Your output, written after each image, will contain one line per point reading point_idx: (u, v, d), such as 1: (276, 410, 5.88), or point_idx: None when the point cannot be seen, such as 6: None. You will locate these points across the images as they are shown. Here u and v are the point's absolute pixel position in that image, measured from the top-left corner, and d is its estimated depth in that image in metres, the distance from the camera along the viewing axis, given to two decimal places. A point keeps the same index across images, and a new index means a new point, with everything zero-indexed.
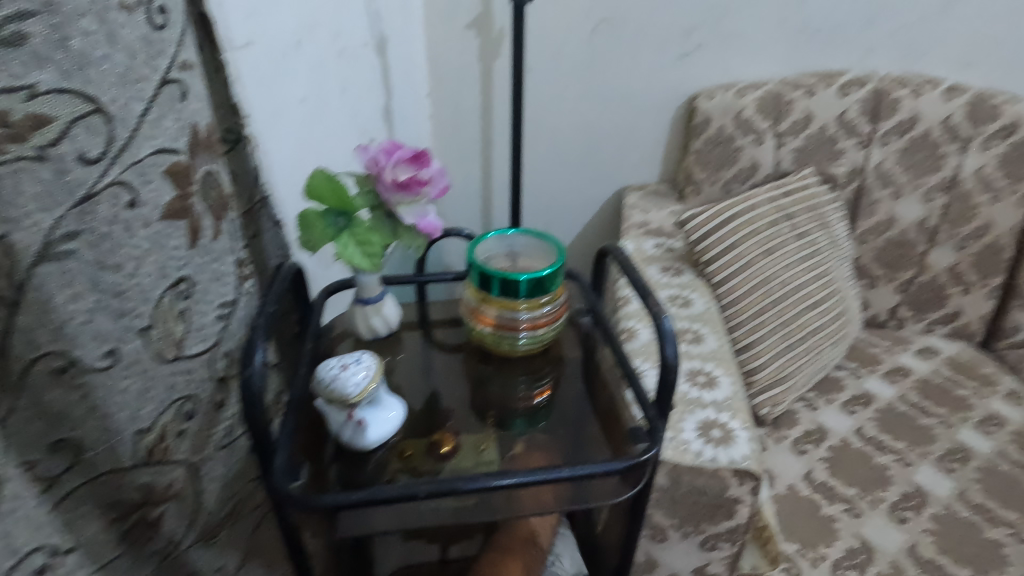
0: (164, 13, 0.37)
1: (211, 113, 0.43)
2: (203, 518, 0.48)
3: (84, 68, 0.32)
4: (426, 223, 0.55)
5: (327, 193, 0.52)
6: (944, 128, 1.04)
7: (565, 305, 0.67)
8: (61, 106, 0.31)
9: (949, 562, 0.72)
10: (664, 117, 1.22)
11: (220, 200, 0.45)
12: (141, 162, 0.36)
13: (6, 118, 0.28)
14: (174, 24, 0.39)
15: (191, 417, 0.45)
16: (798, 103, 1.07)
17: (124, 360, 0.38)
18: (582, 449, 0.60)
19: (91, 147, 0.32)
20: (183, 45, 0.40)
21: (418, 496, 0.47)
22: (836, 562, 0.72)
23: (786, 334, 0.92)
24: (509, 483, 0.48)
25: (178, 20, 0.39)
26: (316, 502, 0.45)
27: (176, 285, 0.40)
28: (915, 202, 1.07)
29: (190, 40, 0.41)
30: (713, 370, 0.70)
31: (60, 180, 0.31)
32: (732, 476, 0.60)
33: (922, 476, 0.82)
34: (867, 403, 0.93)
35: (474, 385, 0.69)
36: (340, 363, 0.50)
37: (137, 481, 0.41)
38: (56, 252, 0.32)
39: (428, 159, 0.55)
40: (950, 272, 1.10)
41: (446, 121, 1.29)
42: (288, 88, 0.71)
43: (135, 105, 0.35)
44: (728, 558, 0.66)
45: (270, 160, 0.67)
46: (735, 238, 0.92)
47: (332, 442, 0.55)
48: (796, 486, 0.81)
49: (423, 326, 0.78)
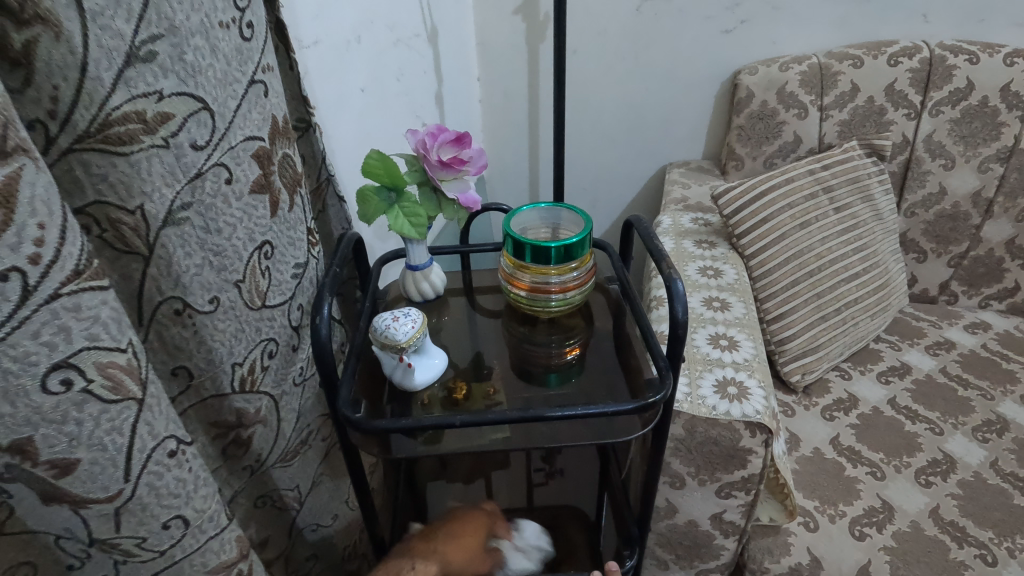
0: (251, 27, 0.47)
1: (286, 106, 0.53)
2: (283, 443, 0.59)
3: (195, 75, 0.41)
4: (466, 198, 0.63)
5: (381, 172, 0.60)
6: (1004, 96, 1.00)
7: (593, 271, 0.73)
8: (180, 106, 0.40)
9: (971, 525, 0.74)
10: (709, 92, 1.23)
11: (294, 178, 0.54)
12: (235, 147, 0.45)
13: (143, 116, 0.38)
14: (258, 35, 0.48)
15: (273, 356, 0.55)
16: (844, 75, 1.05)
17: (223, 306, 0.48)
18: (604, 398, 0.66)
19: (200, 136, 0.42)
20: (264, 51, 0.49)
21: (453, 425, 0.55)
22: (854, 519, 0.75)
23: (820, 305, 0.94)
24: (532, 417, 0.56)
25: (260, 31, 0.48)
26: (371, 425, 0.55)
27: (262, 247, 0.50)
28: (969, 173, 1.04)
29: (270, 45, 0.50)
30: (736, 335, 0.75)
31: (178, 162, 0.41)
32: (745, 428, 0.65)
33: (954, 444, 0.83)
34: (904, 374, 0.95)
35: (513, 345, 0.77)
36: (391, 315, 0.59)
37: (233, 404, 0.52)
38: (176, 219, 0.42)
39: (469, 140, 0.62)
40: (1006, 245, 1.07)
41: (496, 103, 1.36)
42: (349, 79, 0.80)
43: (231, 102, 0.45)
44: (744, 506, 0.71)
45: (334, 144, 0.77)
46: (771, 211, 0.94)
47: (387, 385, 0.65)
48: (821, 448, 0.84)
49: (468, 292, 0.87)
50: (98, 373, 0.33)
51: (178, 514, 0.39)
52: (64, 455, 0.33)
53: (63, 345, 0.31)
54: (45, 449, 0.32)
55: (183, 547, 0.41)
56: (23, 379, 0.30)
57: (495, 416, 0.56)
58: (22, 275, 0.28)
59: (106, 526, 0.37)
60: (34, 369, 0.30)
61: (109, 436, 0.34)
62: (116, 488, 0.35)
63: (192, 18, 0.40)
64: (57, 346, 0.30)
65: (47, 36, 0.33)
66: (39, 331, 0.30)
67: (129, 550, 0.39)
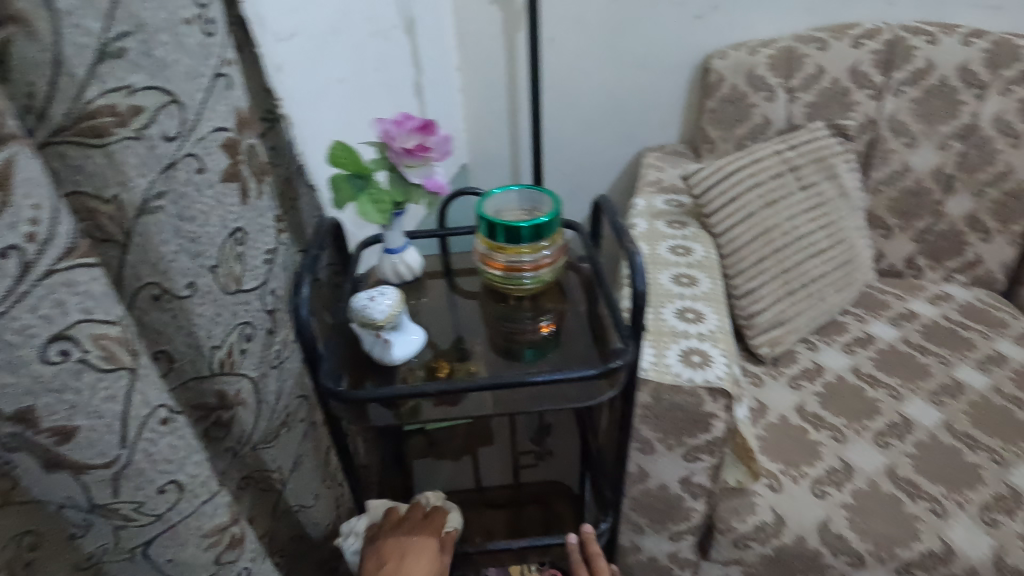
0: (212, 23, 0.49)
1: (246, 98, 0.55)
2: (264, 423, 0.63)
3: (164, 70, 0.44)
4: (432, 182, 0.66)
5: (346, 160, 0.63)
6: (961, 75, 1.04)
7: (563, 249, 0.77)
8: (150, 99, 0.43)
9: (924, 481, 0.78)
10: (683, 77, 1.26)
11: (259, 167, 0.57)
12: (204, 138, 0.48)
13: (116, 110, 0.41)
14: (219, 31, 0.50)
15: (251, 339, 0.58)
16: (810, 58, 1.09)
17: (200, 291, 0.51)
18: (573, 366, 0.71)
19: (171, 128, 0.45)
20: (225, 47, 0.51)
21: (427, 394, 0.59)
22: (816, 479, 0.80)
23: (787, 280, 0.99)
24: (503, 383, 0.60)
25: (221, 28, 0.50)
26: (353, 395, 0.59)
27: (234, 233, 0.52)
28: (930, 150, 1.08)
29: (228, 42, 0.52)
30: (702, 308, 0.79)
31: (151, 153, 0.44)
32: (707, 393, 0.69)
33: (912, 408, 0.87)
34: (868, 344, 0.99)
35: (491, 323, 0.80)
36: (369, 295, 0.62)
37: (213, 387, 0.55)
38: (151, 208, 0.45)
39: (434, 127, 0.65)
40: (968, 219, 1.11)
41: (476, 93, 1.39)
42: (327, 71, 0.83)
43: (197, 94, 0.47)
44: (710, 468, 0.75)
45: (313, 134, 0.80)
46: (738, 190, 0.97)
47: (365, 361, 0.68)
48: (787, 416, 0.88)
49: (448, 274, 0.90)
50: (94, 345, 0.36)
51: (172, 479, 0.42)
52: (63, 421, 0.36)
53: (59, 318, 0.34)
54: (46, 416, 0.35)
55: (179, 510, 0.44)
56: (24, 349, 0.33)
57: (466, 384, 0.59)
58: (20, 252, 0.32)
59: (105, 491, 0.40)
60: (34, 341, 0.33)
61: (105, 403, 0.37)
62: (113, 454, 0.39)
63: (158, 15, 0.43)
64: (54, 318, 0.34)
65: (21, 35, 0.36)
66: (38, 304, 0.33)
67: (128, 514, 0.42)
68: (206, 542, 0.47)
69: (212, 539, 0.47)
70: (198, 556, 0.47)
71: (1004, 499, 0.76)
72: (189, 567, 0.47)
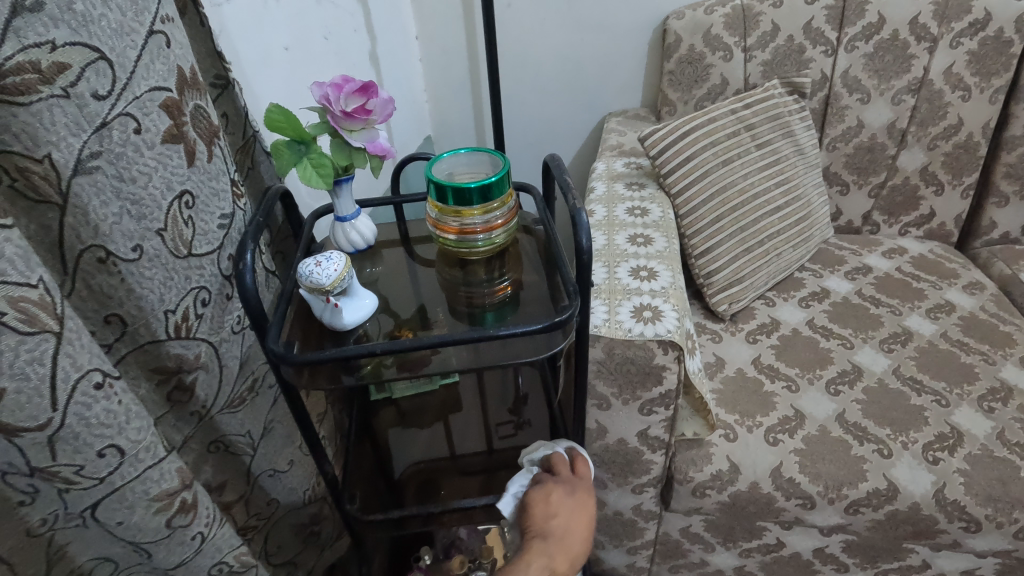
0: None
1: (192, 57, 0.54)
2: (227, 390, 0.63)
3: (88, 25, 0.42)
4: (375, 146, 0.66)
5: (285, 125, 0.62)
6: (913, 29, 1.04)
7: (514, 210, 0.77)
8: (75, 55, 0.42)
9: (871, 424, 0.82)
10: (643, 41, 1.25)
11: (210, 129, 0.56)
12: (141, 97, 0.47)
13: (38, 66, 0.40)
14: None
15: (206, 304, 0.58)
16: (765, 15, 1.08)
17: (148, 255, 0.50)
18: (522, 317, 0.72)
19: (101, 86, 0.44)
20: (162, 2, 0.50)
21: (375, 353, 0.59)
22: (770, 427, 0.82)
23: (744, 238, 1.00)
24: (451, 340, 0.60)
25: None
26: (301, 358, 0.59)
27: (181, 196, 0.52)
28: (884, 106, 1.09)
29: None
30: (655, 266, 0.80)
31: (81, 112, 0.43)
32: (658, 346, 0.70)
33: (862, 356, 0.91)
34: (823, 297, 1.02)
35: (449, 289, 0.80)
36: (314, 261, 0.62)
37: (170, 351, 0.55)
38: (87, 167, 0.44)
39: (374, 90, 0.64)
40: (921, 173, 1.13)
41: (436, 62, 1.37)
42: (271, 38, 0.81)
43: (130, 52, 0.46)
44: (666, 421, 0.77)
45: (259, 103, 0.79)
46: (694, 149, 0.98)
47: (320, 327, 0.68)
48: (743, 368, 0.91)
49: (406, 243, 0.90)
50: (11, 307, 0.36)
51: (112, 444, 0.43)
52: None
53: None
54: None
55: (122, 474, 0.44)
56: None
57: (413, 343, 0.60)
58: None
59: (43, 454, 0.40)
60: None
61: (30, 365, 0.37)
62: (45, 417, 0.39)
63: None
64: None
65: None
66: None
67: (69, 478, 0.42)
68: (155, 506, 0.47)
69: (162, 503, 0.48)
70: (149, 520, 0.47)
71: (946, 438, 0.79)
72: (140, 531, 0.48)
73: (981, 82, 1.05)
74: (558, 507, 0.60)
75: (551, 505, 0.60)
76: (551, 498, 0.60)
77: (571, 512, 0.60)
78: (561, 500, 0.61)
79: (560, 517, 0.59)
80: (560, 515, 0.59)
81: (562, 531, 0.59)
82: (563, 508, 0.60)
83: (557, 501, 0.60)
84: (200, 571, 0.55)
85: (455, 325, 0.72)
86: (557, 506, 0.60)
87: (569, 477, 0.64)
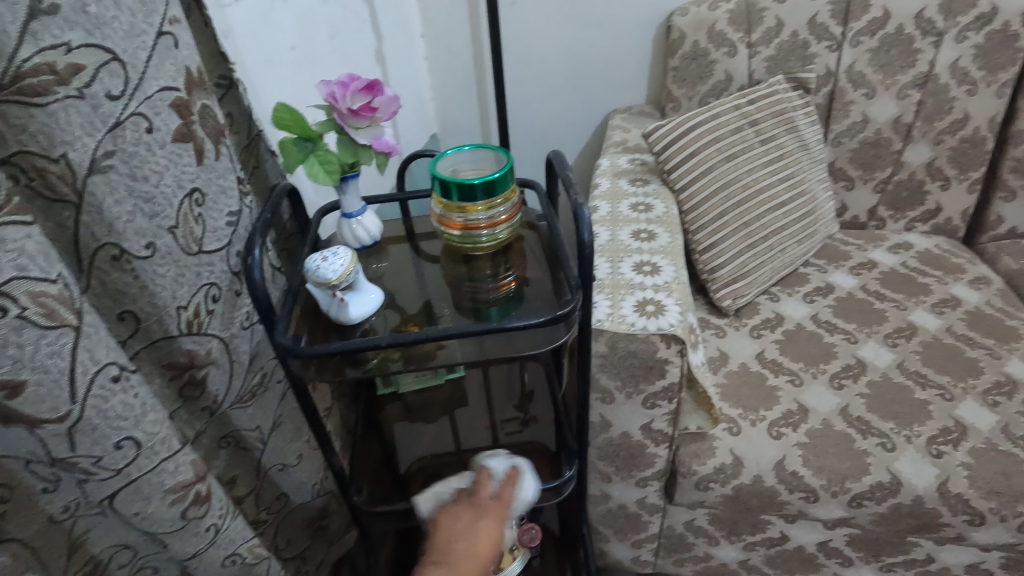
0: None
1: (199, 57, 0.55)
2: (237, 384, 0.64)
3: (101, 27, 0.44)
4: (381, 143, 0.67)
5: (292, 123, 0.63)
6: (918, 23, 1.04)
7: (518, 205, 0.78)
8: (89, 56, 0.43)
9: (875, 418, 0.82)
10: (647, 38, 1.26)
11: (217, 129, 0.57)
12: (151, 97, 0.48)
13: (54, 68, 0.41)
14: None
15: (217, 300, 0.59)
16: (769, 11, 1.09)
17: (160, 252, 0.51)
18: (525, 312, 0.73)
19: (114, 87, 0.45)
20: (169, 3, 0.51)
21: (381, 345, 0.61)
22: (773, 421, 0.83)
23: (748, 234, 1.00)
24: (454, 333, 0.61)
25: None
26: (309, 350, 0.60)
27: (191, 194, 0.54)
28: (889, 100, 1.09)
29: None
30: (659, 261, 0.80)
31: (95, 112, 0.44)
32: (661, 340, 0.71)
33: (866, 351, 0.91)
34: (828, 293, 1.02)
35: (453, 285, 0.81)
36: (321, 256, 0.63)
37: (183, 347, 0.56)
38: (101, 167, 0.45)
39: (380, 88, 0.65)
40: (927, 168, 1.13)
41: (440, 60, 1.38)
42: (277, 38, 0.83)
43: (141, 53, 0.47)
44: (669, 414, 0.78)
45: (267, 102, 0.80)
46: (698, 144, 0.98)
47: (327, 323, 0.70)
48: (747, 363, 0.91)
49: (411, 239, 0.92)
50: (32, 302, 0.37)
51: (129, 435, 0.44)
52: (10, 375, 0.37)
53: None
54: None
55: (139, 466, 0.45)
56: None
57: (417, 336, 0.61)
58: None
59: (63, 445, 0.41)
60: None
61: (51, 359, 0.38)
62: (65, 409, 0.40)
63: None
64: None
65: None
66: None
67: (88, 469, 0.43)
68: (171, 497, 0.49)
69: (177, 495, 0.49)
70: (164, 511, 0.49)
71: (950, 432, 0.79)
72: (155, 522, 0.49)
73: (987, 76, 1.04)
74: (460, 529, 0.61)
75: (452, 529, 0.61)
76: (455, 520, 0.61)
77: (472, 536, 0.60)
78: (464, 523, 0.61)
79: (456, 538, 0.59)
80: (456, 536, 0.60)
81: (455, 554, 0.58)
82: (464, 532, 0.60)
83: (460, 525, 0.61)
84: (215, 562, 0.56)
85: (458, 319, 0.73)
86: (460, 527, 0.61)
87: (483, 501, 0.63)
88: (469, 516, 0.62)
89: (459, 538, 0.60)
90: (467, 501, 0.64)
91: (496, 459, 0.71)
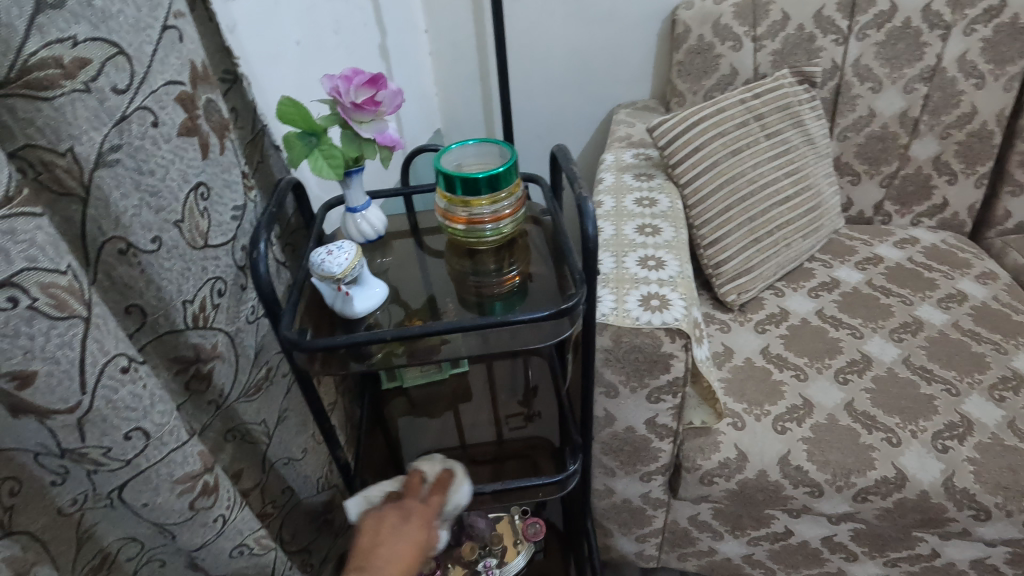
0: None
1: (203, 51, 0.56)
2: (242, 377, 0.65)
3: (106, 21, 0.44)
4: (385, 137, 0.67)
5: (296, 117, 0.63)
6: (925, 16, 1.03)
7: (522, 200, 0.78)
8: (96, 50, 0.43)
9: (880, 413, 0.82)
10: (652, 32, 1.25)
11: (221, 123, 0.58)
12: (157, 91, 0.48)
13: (61, 61, 0.41)
14: None
15: (222, 294, 0.60)
16: (774, 5, 1.08)
17: (166, 246, 0.51)
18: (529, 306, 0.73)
19: (120, 81, 0.45)
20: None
21: (385, 339, 0.61)
22: (778, 416, 0.83)
23: (753, 229, 1.00)
24: (458, 327, 0.61)
25: None
26: (314, 343, 0.60)
27: (197, 187, 0.54)
28: (896, 94, 1.09)
29: None
30: (664, 255, 0.80)
31: (102, 106, 0.44)
32: (665, 334, 0.71)
33: (872, 346, 0.91)
34: (833, 288, 1.02)
35: (458, 279, 0.81)
36: (326, 250, 0.63)
37: (189, 341, 0.56)
38: (107, 160, 0.45)
39: (383, 82, 0.65)
40: (933, 162, 1.12)
41: (444, 55, 1.38)
42: (282, 33, 0.83)
43: (146, 47, 0.48)
44: (674, 409, 0.78)
45: (272, 97, 0.80)
46: (703, 138, 0.98)
47: (332, 317, 0.70)
48: (752, 358, 0.91)
49: (415, 234, 0.92)
50: (42, 293, 0.37)
51: (138, 427, 0.44)
52: (21, 366, 0.37)
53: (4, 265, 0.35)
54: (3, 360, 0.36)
55: (148, 456, 0.46)
56: None
57: (421, 329, 0.61)
58: None
59: (73, 436, 0.42)
60: None
61: (61, 350, 0.38)
62: (75, 400, 0.40)
63: None
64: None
65: None
66: None
67: (98, 460, 0.44)
68: (179, 488, 0.49)
69: (185, 485, 0.49)
70: (172, 502, 0.49)
71: (956, 427, 0.79)
72: (164, 513, 0.49)
73: (996, 69, 1.03)
74: (389, 531, 0.60)
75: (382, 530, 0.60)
76: (383, 525, 0.60)
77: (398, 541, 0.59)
78: (393, 527, 0.60)
79: (383, 541, 0.58)
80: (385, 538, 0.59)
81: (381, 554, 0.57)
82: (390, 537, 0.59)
83: (387, 529, 0.60)
84: (222, 553, 0.57)
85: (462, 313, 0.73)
86: (389, 530, 0.60)
87: (411, 505, 0.63)
88: (397, 519, 0.61)
89: (384, 542, 0.58)
90: (395, 505, 0.64)
91: (430, 465, 0.71)
